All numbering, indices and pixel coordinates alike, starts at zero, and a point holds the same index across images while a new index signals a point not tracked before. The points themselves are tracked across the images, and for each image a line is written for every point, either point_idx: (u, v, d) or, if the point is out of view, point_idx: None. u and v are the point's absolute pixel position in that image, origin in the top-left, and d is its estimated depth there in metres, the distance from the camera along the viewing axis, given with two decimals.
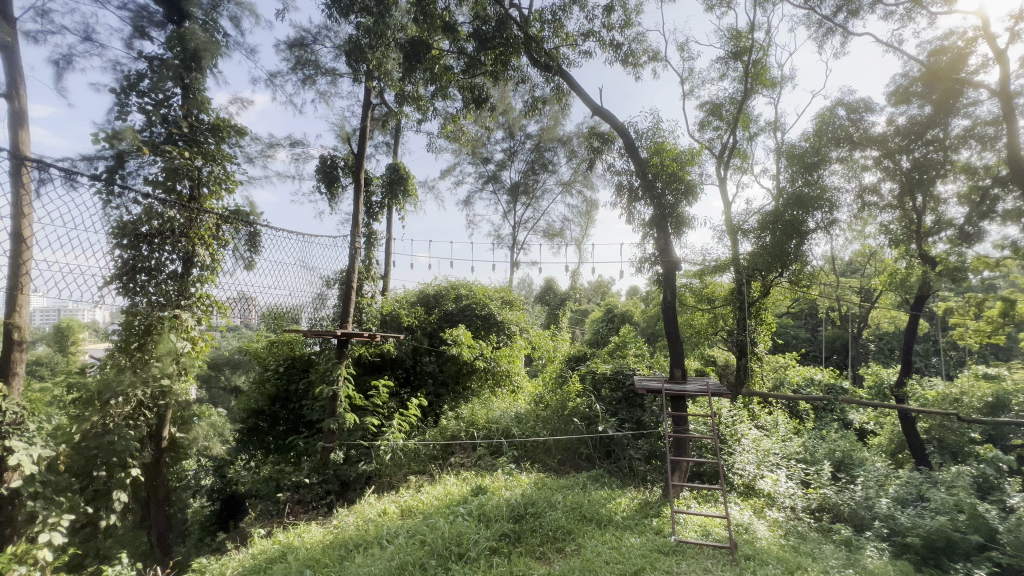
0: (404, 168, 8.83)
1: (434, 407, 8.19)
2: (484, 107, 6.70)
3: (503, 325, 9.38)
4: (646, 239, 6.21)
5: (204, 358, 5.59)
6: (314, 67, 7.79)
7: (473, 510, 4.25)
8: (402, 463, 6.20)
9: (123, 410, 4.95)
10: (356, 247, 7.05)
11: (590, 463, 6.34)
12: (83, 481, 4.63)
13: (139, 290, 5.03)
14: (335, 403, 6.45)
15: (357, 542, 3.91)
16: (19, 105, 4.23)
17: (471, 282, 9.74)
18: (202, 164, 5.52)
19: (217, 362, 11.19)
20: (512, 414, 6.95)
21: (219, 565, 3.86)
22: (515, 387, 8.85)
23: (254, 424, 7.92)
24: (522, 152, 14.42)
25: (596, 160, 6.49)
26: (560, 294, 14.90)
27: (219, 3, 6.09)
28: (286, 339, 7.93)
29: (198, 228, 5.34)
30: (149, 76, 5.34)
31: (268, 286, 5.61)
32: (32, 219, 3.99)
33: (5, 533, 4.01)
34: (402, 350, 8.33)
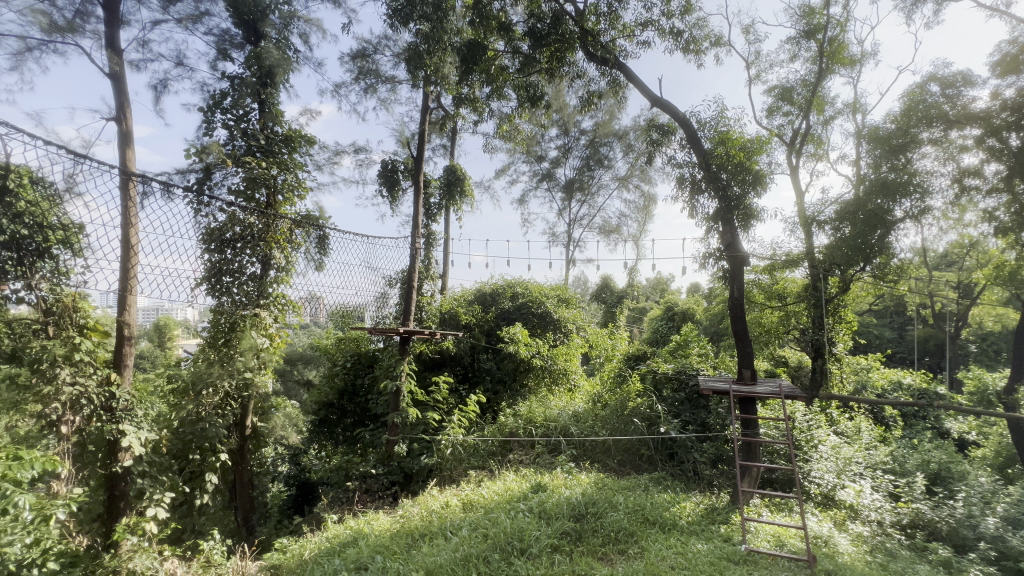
0: (461, 170, 9.03)
1: (492, 404, 8.30)
2: (539, 105, 6.68)
3: (559, 324, 9.36)
4: (710, 233, 5.94)
5: (281, 354, 6.00)
6: (375, 76, 8.14)
7: (534, 506, 4.27)
8: (462, 458, 6.34)
9: (213, 400, 5.42)
10: (416, 247, 7.29)
11: (652, 465, 6.16)
12: (181, 463, 5.20)
13: (225, 291, 5.50)
14: (398, 398, 6.71)
15: (423, 532, 4.04)
16: (124, 127, 4.75)
17: (527, 281, 9.77)
18: (278, 173, 5.93)
19: (291, 357, 11.97)
20: (570, 413, 6.90)
21: (298, 547, 4.14)
22: (572, 386, 8.78)
23: (325, 416, 8.40)
24: (576, 148, 14.27)
25: (655, 153, 6.28)
26: (617, 292, 14.60)
27: (290, 21, 6.52)
28: (353, 336, 8.36)
29: (274, 233, 5.74)
30: (231, 94, 5.84)
31: (336, 286, 5.95)
32: (137, 227, 4.48)
33: (120, 506, 4.58)
34: (461, 348, 8.55)
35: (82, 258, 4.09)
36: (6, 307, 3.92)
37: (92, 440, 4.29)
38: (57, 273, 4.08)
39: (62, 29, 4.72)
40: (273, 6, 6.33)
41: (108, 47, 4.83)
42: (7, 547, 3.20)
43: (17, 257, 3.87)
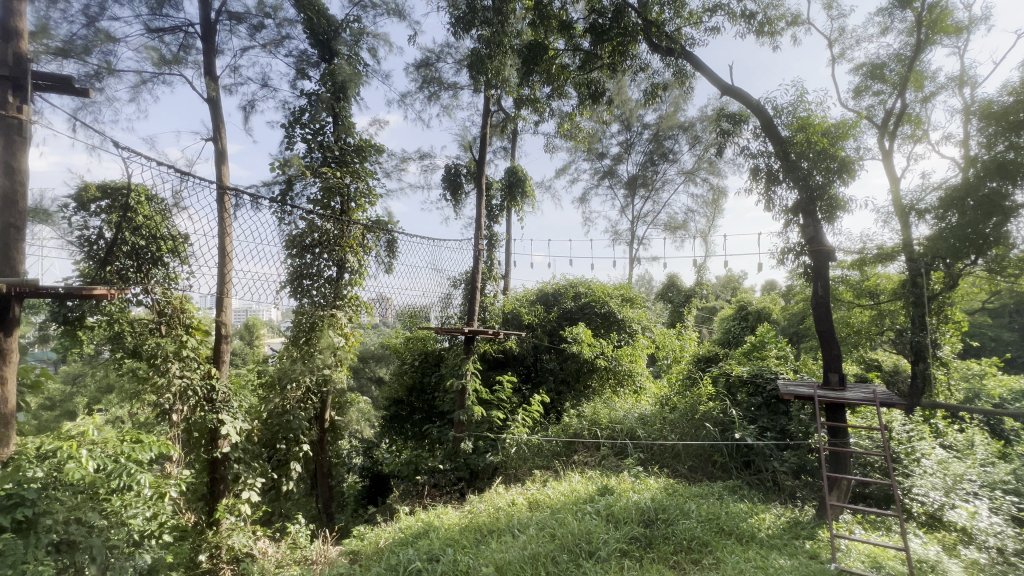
0: (522, 170, 9.09)
1: (556, 404, 8.27)
2: (601, 101, 6.56)
3: (623, 324, 9.17)
4: (789, 227, 5.54)
5: (355, 352, 6.35)
6: (438, 84, 8.40)
7: (601, 509, 4.20)
8: (527, 457, 6.37)
9: (296, 394, 5.84)
10: (480, 249, 7.43)
11: (726, 473, 5.85)
12: (270, 451, 5.67)
13: (306, 293, 5.91)
14: (464, 396, 6.89)
15: (491, 529, 4.11)
16: (220, 146, 5.27)
17: (589, 280, 9.64)
18: (351, 182, 6.29)
19: (364, 355, 12.63)
20: (637, 415, 6.71)
21: (374, 535, 4.36)
22: (638, 388, 8.56)
23: (395, 412, 8.77)
24: (639, 143, 13.89)
25: (726, 144, 5.94)
26: (684, 291, 13.98)
27: (360, 38, 6.90)
28: (420, 335, 8.67)
29: (348, 238, 6.08)
30: (309, 109, 6.28)
31: (403, 288, 6.20)
32: (232, 236, 4.95)
33: (220, 488, 5.07)
34: (524, 347, 8.60)
35: (188, 265, 4.61)
36: (128, 308, 4.44)
37: (196, 428, 4.81)
38: (168, 279, 4.57)
39: (169, 62, 5.34)
40: (345, 25, 6.75)
41: (205, 74, 5.37)
42: (132, 519, 3.65)
43: (138, 264, 4.43)
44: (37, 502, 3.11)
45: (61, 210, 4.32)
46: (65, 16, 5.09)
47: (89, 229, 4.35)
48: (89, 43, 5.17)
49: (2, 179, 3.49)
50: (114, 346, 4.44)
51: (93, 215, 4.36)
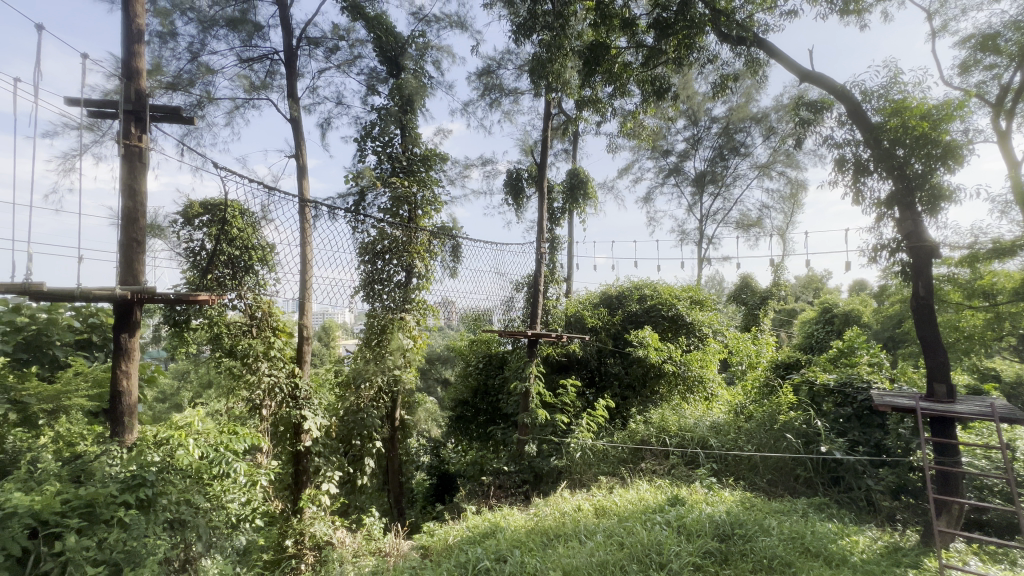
0: (584, 172, 9.01)
1: (622, 410, 8.09)
2: (666, 97, 6.35)
3: (692, 327, 8.81)
4: (882, 221, 5.03)
5: (422, 354, 6.61)
6: (499, 91, 8.55)
7: (672, 520, 4.05)
8: (592, 463, 6.27)
9: (370, 393, 6.17)
10: (542, 253, 7.45)
11: (811, 489, 5.42)
12: (346, 447, 6.03)
13: (378, 297, 6.23)
14: (528, 399, 6.93)
15: (557, 533, 4.09)
16: (301, 162, 5.71)
17: (655, 282, 9.33)
18: (418, 190, 6.55)
19: (431, 357, 13.06)
20: (708, 423, 6.39)
21: (443, 533, 4.49)
22: (709, 395, 8.17)
23: (461, 413, 8.98)
24: (707, 138, 13.26)
25: (805, 134, 5.51)
26: (760, 293, 13.12)
27: (425, 51, 7.20)
28: (484, 338, 8.83)
29: (415, 244, 6.33)
30: (379, 123, 6.64)
31: (467, 292, 6.38)
32: (312, 245, 5.34)
33: (303, 479, 5.47)
34: (588, 351, 8.49)
35: (275, 272, 5.04)
36: (225, 312, 4.93)
37: (282, 422, 5.26)
38: (258, 285, 5.03)
39: (258, 88, 5.88)
40: (410, 41, 7.08)
41: (288, 96, 5.85)
42: (230, 503, 4.04)
43: (233, 273, 4.90)
44: (154, 483, 3.51)
45: (171, 225, 4.88)
46: (174, 54, 5.78)
47: (193, 241, 4.89)
48: (193, 76, 5.83)
49: (126, 200, 4.02)
50: (214, 346, 4.95)
51: (196, 229, 4.88)
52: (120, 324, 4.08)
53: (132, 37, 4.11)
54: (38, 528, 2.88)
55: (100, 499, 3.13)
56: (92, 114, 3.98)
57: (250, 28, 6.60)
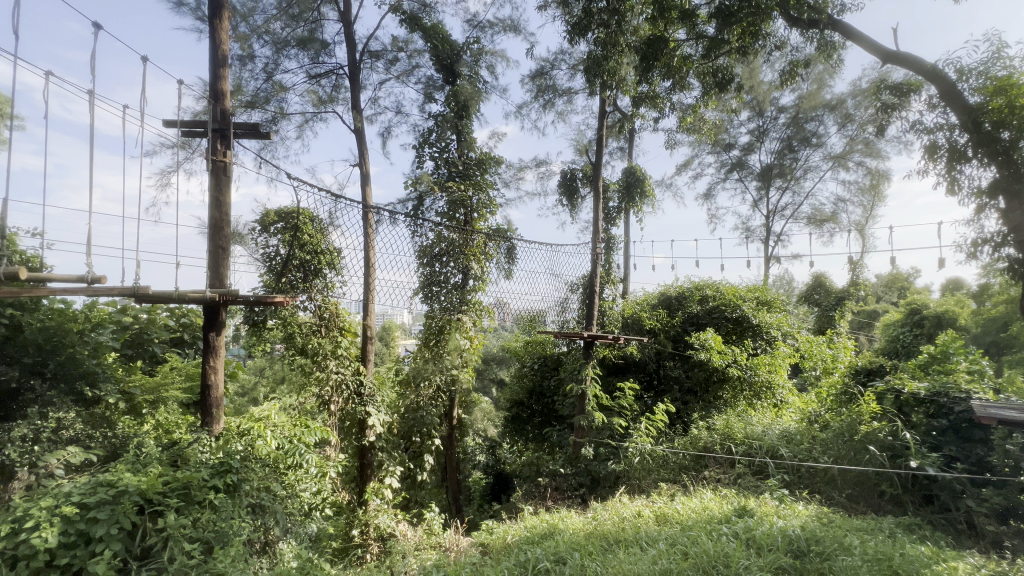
0: (640, 169, 8.80)
1: (682, 415, 7.81)
2: (729, 89, 6.07)
3: (759, 330, 8.34)
4: (983, 212, 4.51)
5: (478, 354, 6.73)
6: (552, 91, 8.55)
7: (739, 532, 3.86)
8: (651, 468, 6.09)
9: (429, 392, 6.38)
10: (598, 253, 7.35)
11: (899, 508, 4.97)
12: (407, 443, 6.28)
13: (436, 298, 6.41)
14: (584, 402, 6.88)
15: (617, 538, 4.02)
16: (364, 170, 6.00)
17: (718, 282, 8.92)
18: (473, 194, 6.68)
19: (486, 358, 13.24)
20: (778, 431, 6.03)
21: (501, 531, 4.54)
22: (778, 402, 7.71)
23: (517, 414, 9.02)
24: (774, 129, 12.50)
25: (889, 120, 5.05)
26: (835, 293, 12.17)
27: (480, 57, 7.34)
28: (539, 339, 8.84)
29: (471, 246, 6.46)
30: (436, 129, 6.85)
31: (522, 294, 6.43)
32: (375, 249, 5.59)
33: (368, 473, 5.74)
34: (646, 353, 8.29)
35: (341, 276, 5.34)
36: (298, 313, 5.26)
37: (348, 418, 5.56)
38: (326, 287, 5.34)
39: (325, 101, 6.25)
40: (465, 47, 7.24)
41: (353, 109, 6.17)
42: (303, 492, 4.33)
43: (304, 276, 5.23)
44: (239, 470, 3.82)
45: (250, 232, 5.30)
46: (252, 75, 6.27)
47: (269, 248, 5.27)
48: (269, 94, 6.31)
49: (214, 211, 4.42)
50: (288, 345, 5.30)
51: (272, 235, 5.27)
52: (208, 324, 4.49)
53: (217, 62, 4.50)
54: (144, 505, 3.23)
55: (194, 482, 3.47)
56: (184, 134, 4.40)
57: (317, 46, 7.03)
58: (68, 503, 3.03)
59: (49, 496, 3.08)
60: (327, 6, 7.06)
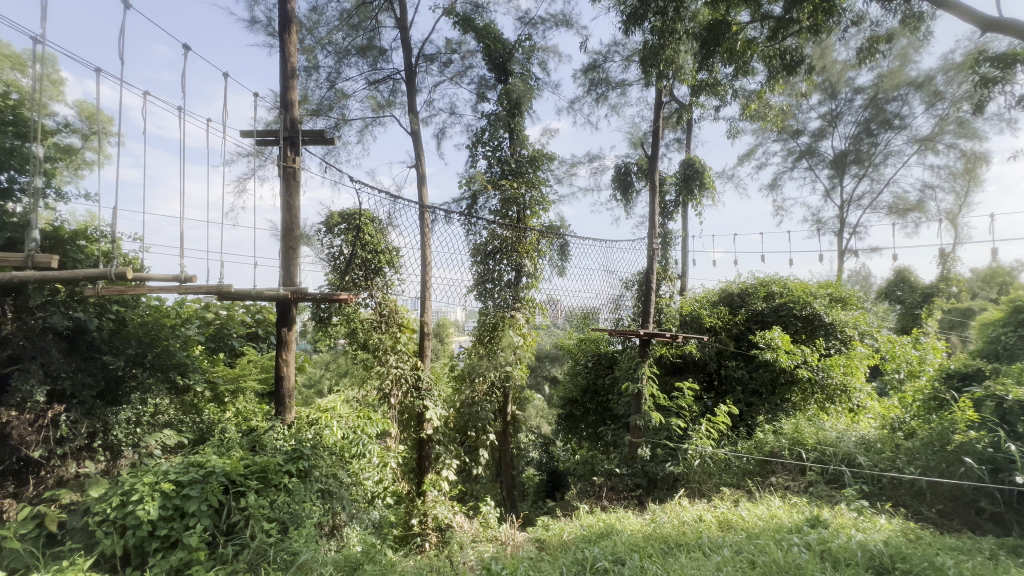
0: (699, 161, 8.45)
1: (746, 418, 7.44)
2: (798, 72, 5.72)
3: (833, 329, 7.75)
4: None
5: (532, 351, 6.74)
6: (605, 84, 8.39)
7: (813, 543, 3.62)
8: (713, 472, 5.85)
9: (483, 387, 6.48)
10: (654, 249, 7.15)
11: (1001, 527, 4.46)
12: (463, 437, 6.42)
13: (490, 295, 6.48)
14: (640, 401, 6.73)
15: (677, 542, 3.90)
16: (421, 172, 6.19)
17: (786, 278, 8.42)
18: (526, 191, 6.69)
19: (539, 355, 13.22)
20: (855, 438, 5.59)
21: (557, 528, 4.55)
22: (855, 407, 7.15)
23: (570, 412, 8.95)
24: (849, 112, 11.58)
25: (990, 95, 4.51)
26: (922, 289, 11.14)
27: (532, 53, 7.33)
28: (593, 337, 8.71)
29: (524, 243, 6.49)
30: (489, 128, 6.93)
31: (576, 291, 6.37)
32: (431, 247, 5.75)
33: (426, 465, 5.94)
34: (705, 352, 7.99)
35: (400, 274, 5.54)
36: (360, 309, 5.51)
37: (407, 411, 5.78)
38: (386, 285, 5.56)
39: (383, 106, 6.49)
40: (517, 45, 7.26)
41: (409, 112, 6.37)
42: (366, 481, 4.55)
43: (365, 274, 5.47)
44: (310, 456, 4.07)
45: (316, 234, 5.61)
46: (318, 84, 6.63)
47: (333, 248, 5.55)
48: (332, 102, 6.64)
49: (286, 214, 4.72)
50: (351, 340, 5.57)
51: (336, 236, 5.55)
52: (281, 320, 4.81)
53: (287, 73, 4.80)
54: (229, 485, 3.52)
55: (270, 467, 3.73)
56: (259, 143, 4.74)
57: (375, 53, 7.31)
58: (166, 480, 3.36)
59: (150, 473, 3.42)
60: (385, 14, 7.33)
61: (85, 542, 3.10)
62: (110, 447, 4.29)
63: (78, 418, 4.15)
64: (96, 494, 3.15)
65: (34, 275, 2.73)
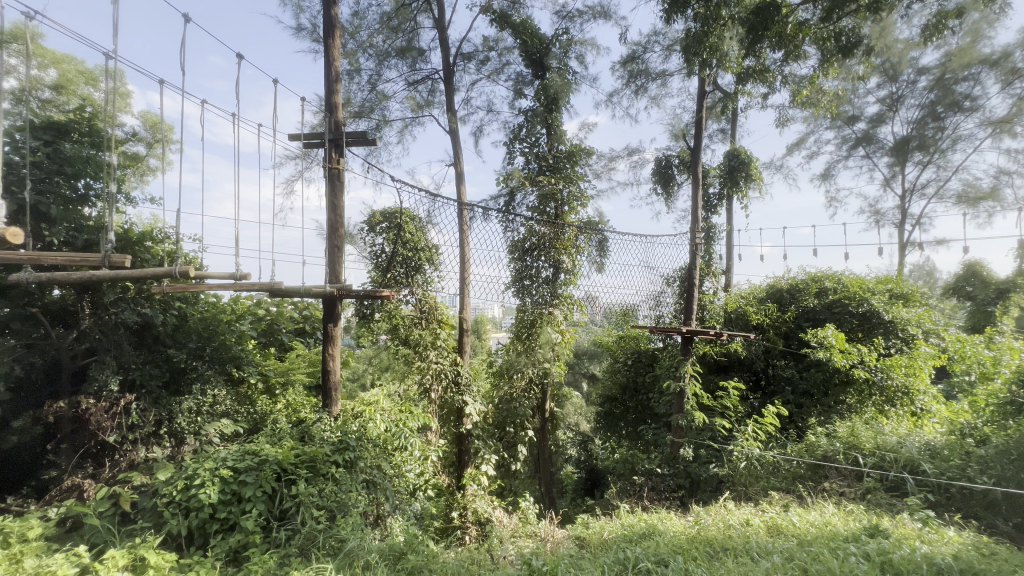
0: (745, 151, 8.11)
1: (796, 420, 7.11)
2: (855, 54, 5.38)
3: (893, 327, 7.24)
4: None
5: (570, 348, 6.69)
6: (644, 76, 8.19)
7: (872, 553, 3.42)
8: (760, 475, 5.64)
9: (521, 383, 6.49)
10: (697, 244, 6.94)
11: None
12: (501, 433, 6.47)
13: (528, 292, 6.49)
14: (682, 400, 6.55)
15: (723, 546, 3.78)
16: (459, 170, 6.25)
17: (840, 273, 7.98)
18: (564, 186, 6.62)
19: (578, 352, 13.10)
20: (919, 444, 5.23)
21: (598, 527, 4.50)
22: (918, 411, 6.61)
23: (609, 409, 8.83)
24: (912, 95, 10.79)
25: None
26: (996, 284, 10.27)
27: (569, 47, 7.25)
28: (632, 334, 8.54)
29: (562, 239, 6.43)
30: (526, 125, 6.91)
31: (615, 287, 6.27)
32: (469, 244, 5.81)
33: (465, 459, 6.02)
34: (752, 351, 7.70)
35: (439, 271, 5.64)
36: (402, 306, 5.63)
37: (447, 406, 5.87)
38: (426, 282, 5.67)
39: (422, 106, 6.60)
40: (555, 40, 7.20)
41: (448, 111, 6.45)
42: (408, 473, 4.66)
43: (406, 271, 5.60)
44: (355, 448, 4.21)
45: (360, 232, 5.78)
46: (359, 87, 6.82)
47: (375, 246, 5.70)
48: (373, 104, 6.82)
49: (331, 214, 4.89)
50: (392, 336, 5.70)
51: (378, 234, 5.69)
52: (327, 316, 4.99)
53: (331, 78, 4.96)
54: (281, 473, 3.69)
55: (319, 456, 3.89)
56: (305, 146, 4.93)
57: (415, 54, 7.43)
58: (225, 466, 3.57)
59: (210, 459, 3.64)
60: (424, 15, 7.43)
61: (154, 521, 3.33)
62: (175, 434, 4.61)
63: (147, 407, 4.46)
64: (163, 477, 3.40)
65: (109, 273, 2.96)
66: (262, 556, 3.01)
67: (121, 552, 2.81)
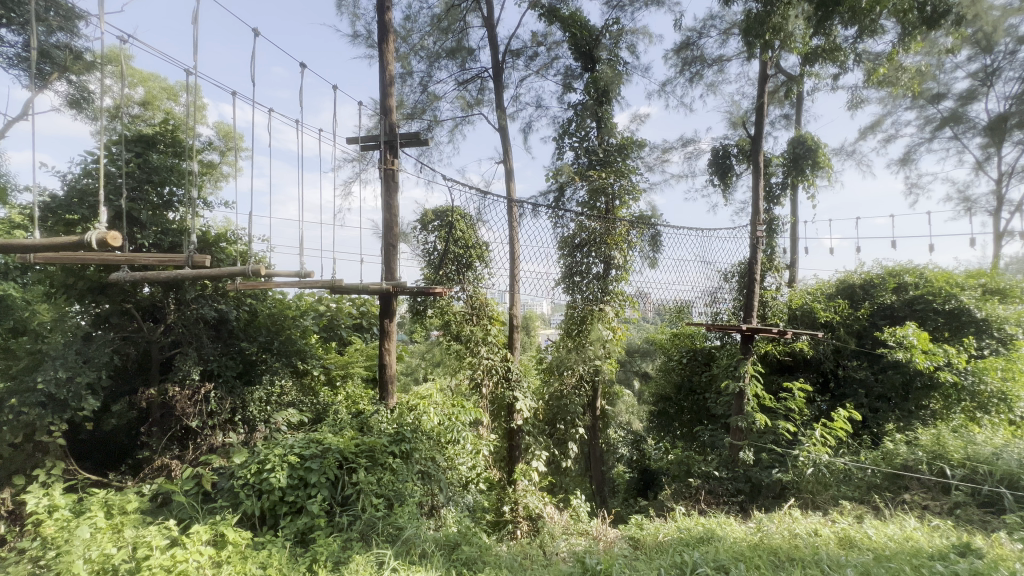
0: (811, 137, 7.59)
1: (870, 425, 6.59)
2: (942, 24, 4.89)
3: (987, 326, 6.53)
4: None
5: (621, 345, 6.56)
6: (700, 62, 7.84)
7: (962, 571, 3.12)
8: (829, 483, 5.28)
9: (571, 380, 6.45)
10: (758, 236, 6.57)
11: None
12: (552, 429, 6.45)
13: (578, 288, 6.42)
14: (742, 401, 6.25)
15: (789, 555, 3.59)
16: (509, 166, 6.28)
17: (923, 266, 7.30)
18: (614, 180, 6.48)
19: (630, 349, 12.78)
20: (1018, 454, 4.70)
21: (653, 529, 4.39)
22: (1017, 419, 5.93)
23: (663, 409, 8.57)
24: (1011, 67, 9.65)
25: None
26: None
27: (620, 37, 7.07)
28: (687, 331, 8.23)
29: (613, 234, 6.31)
30: (576, 119, 6.82)
31: (669, 283, 6.08)
32: (519, 241, 5.83)
33: (515, 454, 6.05)
34: (820, 351, 7.23)
35: (489, 267, 5.70)
36: (453, 302, 5.73)
37: (498, 401, 5.93)
38: (477, 279, 5.75)
39: (472, 104, 6.68)
40: (605, 31, 7.05)
41: (498, 108, 6.49)
42: (460, 466, 4.75)
43: (457, 268, 5.70)
44: (411, 439, 4.35)
45: (413, 232, 5.95)
46: (412, 89, 7.00)
47: (427, 244, 5.85)
48: (425, 105, 6.98)
49: (386, 213, 5.07)
50: (444, 331, 5.82)
51: (430, 232, 5.84)
52: (383, 312, 5.17)
53: (386, 81, 5.12)
54: (343, 461, 3.88)
55: (377, 446, 4.05)
56: (363, 149, 5.13)
57: (464, 54, 7.52)
58: (293, 453, 3.80)
59: (279, 446, 3.88)
60: (473, 14, 7.50)
61: (231, 501, 3.60)
62: (247, 421, 4.96)
63: (223, 395, 4.83)
64: (238, 461, 3.67)
65: (193, 271, 3.23)
66: (327, 538, 3.18)
67: (204, 528, 3.05)
